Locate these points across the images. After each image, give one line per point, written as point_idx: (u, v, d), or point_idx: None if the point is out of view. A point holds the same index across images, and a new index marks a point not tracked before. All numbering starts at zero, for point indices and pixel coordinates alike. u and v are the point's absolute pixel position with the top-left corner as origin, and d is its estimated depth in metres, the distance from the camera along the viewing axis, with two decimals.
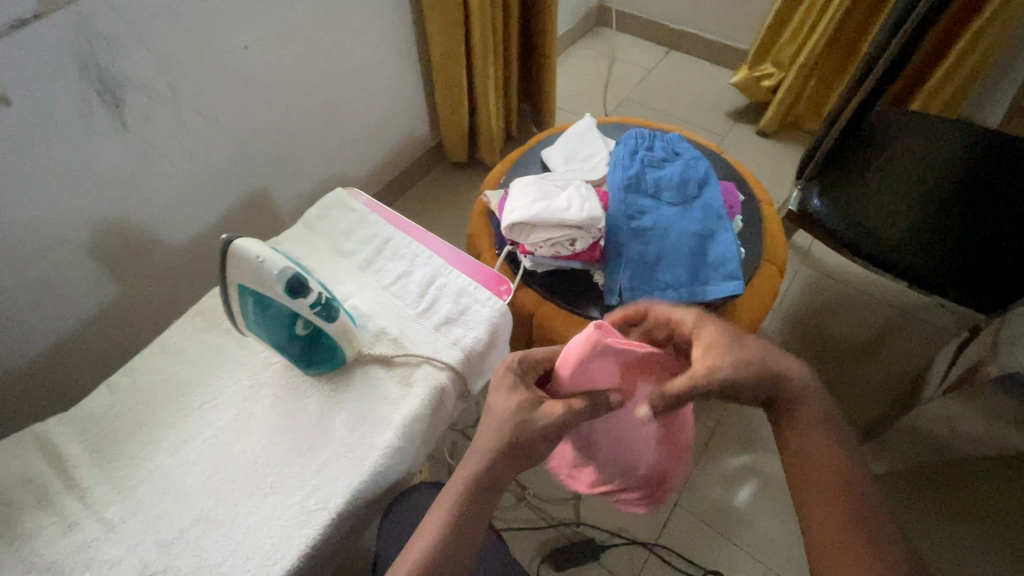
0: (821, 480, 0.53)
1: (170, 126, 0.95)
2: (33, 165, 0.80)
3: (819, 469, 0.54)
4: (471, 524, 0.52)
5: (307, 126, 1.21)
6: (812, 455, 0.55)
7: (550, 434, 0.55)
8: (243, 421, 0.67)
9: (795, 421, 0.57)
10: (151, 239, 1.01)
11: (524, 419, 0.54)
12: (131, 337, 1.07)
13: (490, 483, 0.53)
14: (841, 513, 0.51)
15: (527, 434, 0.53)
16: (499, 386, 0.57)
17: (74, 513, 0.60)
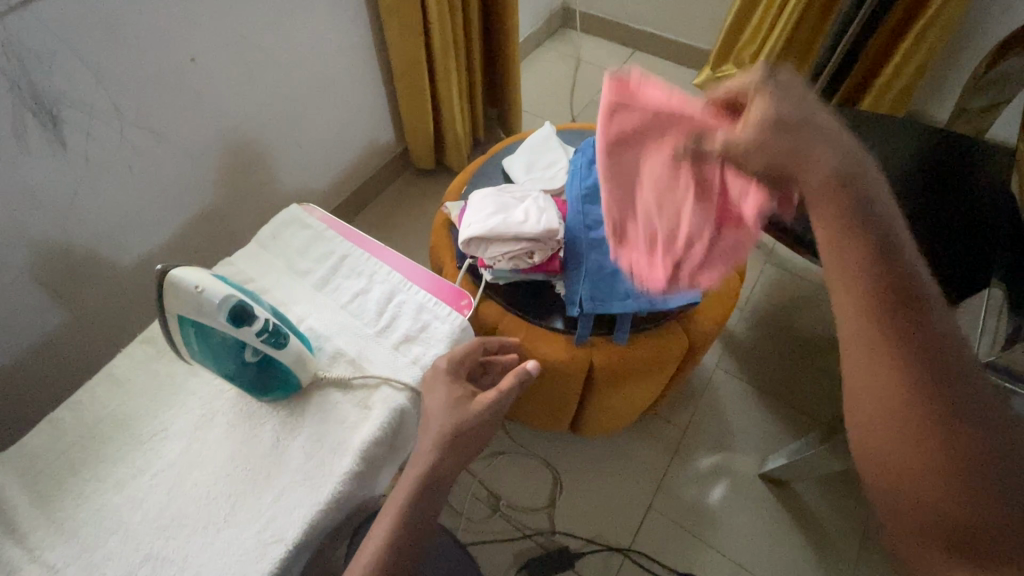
0: (854, 285, 0.40)
1: (113, 143, 0.91)
2: None
3: (856, 310, 0.40)
4: (421, 520, 0.57)
5: (263, 136, 1.18)
6: (845, 249, 0.42)
7: (485, 418, 0.66)
8: (195, 452, 0.64)
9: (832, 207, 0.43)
10: (98, 261, 0.98)
11: (464, 404, 0.65)
12: (81, 362, 1.03)
13: (435, 484, 0.59)
14: (886, 322, 0.38)
15: (464, 422, 0.64)
16: (433, 380, 0.67)
17: (13, 559, 0.57)
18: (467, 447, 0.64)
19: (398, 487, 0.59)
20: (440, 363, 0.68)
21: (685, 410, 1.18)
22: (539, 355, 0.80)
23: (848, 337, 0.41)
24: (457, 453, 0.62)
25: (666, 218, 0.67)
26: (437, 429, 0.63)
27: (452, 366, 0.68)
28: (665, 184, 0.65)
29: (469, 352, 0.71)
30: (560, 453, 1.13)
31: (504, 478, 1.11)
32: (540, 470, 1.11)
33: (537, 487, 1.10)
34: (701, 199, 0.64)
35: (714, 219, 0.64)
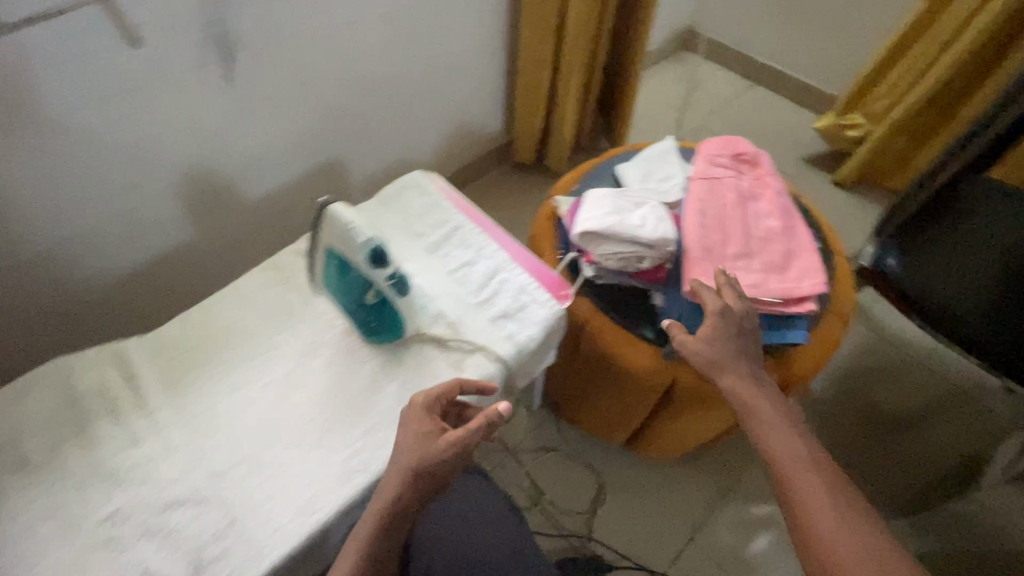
0: (786, 443, 0.61)
1: (268, 87, 1.00)
2: (147, 106, 0.87)
3: (788, 461, 0.59)
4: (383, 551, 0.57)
5: (389, 105, 1.25)
6: (789, 445, 0.61)
7: (449, 461, 0.58)
8: (299, 374, 0.70)
9: (767, 426, 0.63)
10: (231, 190, 1.08)
11: (429, 445, 0.59)
12: (195, 277, 1.13)
13: (398, 517, 0.57)
14: (817, 475, 0.57)
15: (427, 462, 0.58)
16: (406, 418, 0.61)
17: (138, 430, 0.65)
18: (430, 483, 0.58)
19: (364, 520, 0.58)
20: (416, 402, 0.61)
21: (743, 452, 1.15)
22: (624, 361, 0.81)
23: (792, 486, 0.57)
24: (416, 491, 0.58)
25: (714, 224, 0.81)
26: (401, 466, 0.58)
27: (428, 406, 0.61)
28: (719, 219, 0.82)
29: (443, 395, 0.63)
30: (607, 465, 1.13)
31: (548, 475, 1.12)
32: (586, 476, 1.11)
33: (581, 490, 1.10)
34: (737, 254, 0.79)
35: (738, 263, 0.79)
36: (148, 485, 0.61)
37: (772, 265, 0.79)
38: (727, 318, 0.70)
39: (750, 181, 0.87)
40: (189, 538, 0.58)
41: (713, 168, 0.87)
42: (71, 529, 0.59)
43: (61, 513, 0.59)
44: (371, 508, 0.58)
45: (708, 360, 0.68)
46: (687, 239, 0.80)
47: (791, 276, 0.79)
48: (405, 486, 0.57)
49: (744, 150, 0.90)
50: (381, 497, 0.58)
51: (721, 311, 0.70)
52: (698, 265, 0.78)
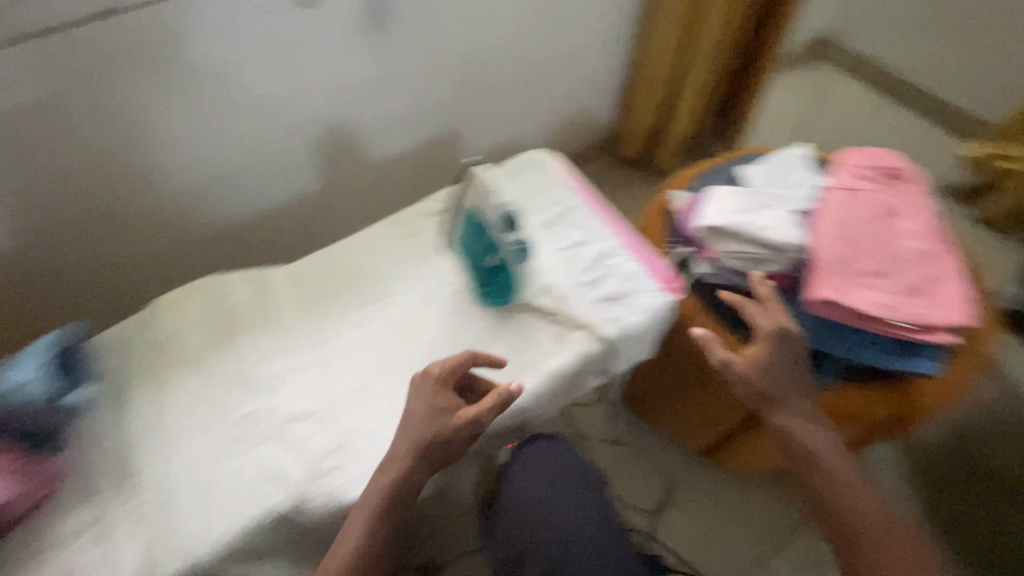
0: (861, 504, 0.63)
1: (408, 55, 1.08)
2: (309, 60, 0.96)
3: (863, 522, 0.62)
4: (391, 520, 0.59)
5: (512, 84, 1.29)
6: (861, 504, 0.63)
7: (455, 435, 0.61)
8: (415, 322, 0.77)
9: (838, 478, 0.65)
10: (361, 148, 1.16)
11: (441, 420, 0.62)
12: (317, 225, 1.23)
13: (402, 495, 0.60)
14: (894, 537, 0.61)
15: (434, 435, 0.61)
16: (420, 388, 0.64)
17: (277, 345, 0.75)
18: (437, 457, 0.61)
19: (371, 489, 0.60)
20: (429, 373, 0.64)
21: None
22: None
23: (870, 549, 0.61)
24: (425, 464, 0.61)
25: (850, 237, 0.76)
26: (413, 437, 0.61)
27: (440, 379, 0.64)
28: (857, 233, 0.77)
29: (456, 368, 0.65)
30: (679, 472, 1.11)
31: (618, 469, 1.11)
32: (656, 477, 1.10)
33: (650, 491, 1.09)
34: (872, 272, 0.75)
35: (872, 280, 0.74)
36: (282, 393, 0.71)
37: (909, 289, 0.74)
38: (780, 345, 0.68)
39: (893, 198, 0.82)
40: (307, 447, 0.66)
41: (853, 180, 0.82)
42: (215, 420, 0.69)
43: (207, 404, 0.70)
44: (377, 478, 0.61)
45: (759, 391, 0.68)
46: (820, 248, 0.75)
47: (931, 304, 0.74)
48: (414, 460, 0.60)
49: (891, 164, 0.84)
50: (388, 468, 0.61)
51: (771, 336, 0.69)
52: (830, 277, 0.73)
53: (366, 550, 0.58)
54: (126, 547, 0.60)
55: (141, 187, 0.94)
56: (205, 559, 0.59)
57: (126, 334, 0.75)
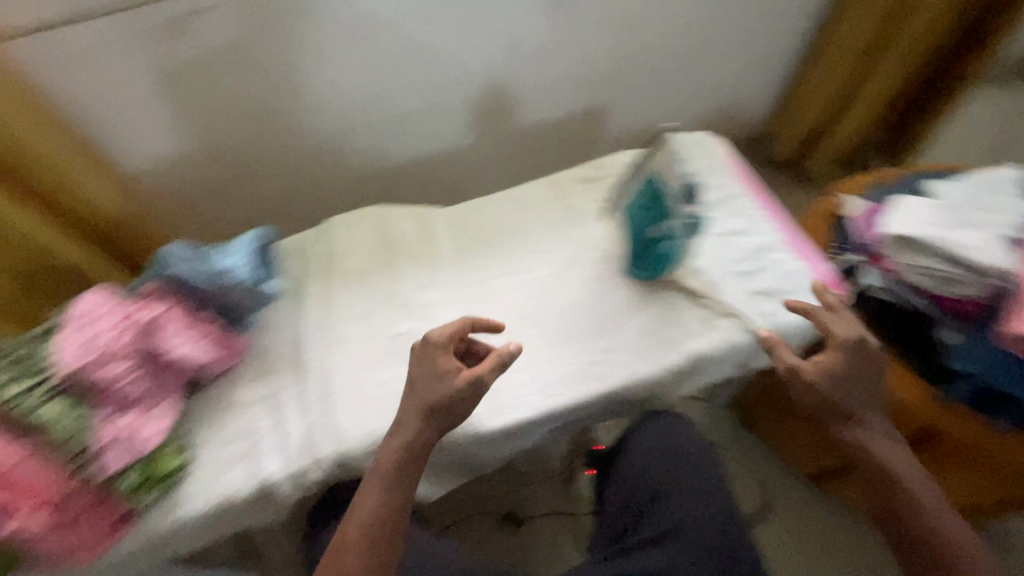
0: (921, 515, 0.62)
1: (579, 20, 1.09)
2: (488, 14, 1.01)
3: (921, 531, 0.61)
4: (407, 480, 0.60)
5: (671, 64, 1.26)
6: (921, 515, 0.62)
7: (460, 395, 0.61)
8: (560, 280, 0.79)
9: (923, 501, 0.62)
10: (515, 109, 1.20)
11: (444, 384, 0.62)
12: (460, 178, 1.29)
13: (419, 452, 0.61)
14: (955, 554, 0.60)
15: (439, 395, 0.61)
16: (422, 355, 0.64)
17: (431, 279, 0.81)
18: (450, 415, 0.62)
19: (386, 453, 0.61)
20: (429, 338, 0.64)
21: None
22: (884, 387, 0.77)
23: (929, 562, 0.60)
24: (434, 426, 0.61)
25: None
26: (420, 401, 0.62)
27: (442, 344, 0.63)
28: None
29: (456, 332, 0.66)
30: (782, 494, 1.05)
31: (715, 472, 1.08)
32: (755, 490, 1.06)
33: (746, 501, 1.05)
34: None
35: None
36: (431, 321, 0.77)
37: None
38: (858, 357, 0.65)
39: None
40: None
41: None
42: (373, 332, 0.76)
43: (368, 318, 0.78)
44: (389, 444, 0.61)
45: (834, 403, 0.65)
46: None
47: None
48: (423, 422, 0.61)
49: None
50: (402, 435, 0.61)
51: (847, 344, 0.66)
52: None
53: (385, 507, 0.59)
54: (293, 421, 0.69)
55: (326, 116, 1.05)
56: (356, 448, 0.67)
57: (308, 246, 0.86)
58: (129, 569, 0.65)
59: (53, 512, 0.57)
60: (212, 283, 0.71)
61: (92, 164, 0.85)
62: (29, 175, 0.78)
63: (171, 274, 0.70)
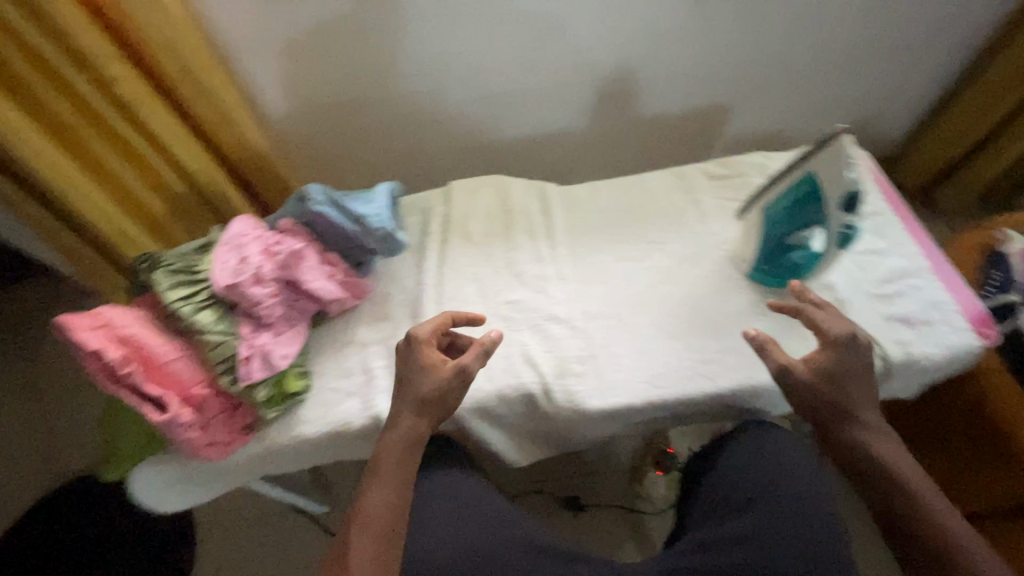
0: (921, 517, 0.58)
1: (723, 16, 1.05)
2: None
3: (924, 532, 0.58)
4: (410, 471, 0.63)
5: (808, 72, 1.19)
6: (923, 515, 0.58)
7: (449, 387, 0.64)
8: (676, 273, 0.79)
9: (919, 495, 0.59)
10: (636, 98, 1.18)
11: (431, 379, 0.64)
12: (565, 160, 1.29)
13: (414, 442, 0.64)
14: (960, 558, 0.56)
15: (429, 391, 0.64)
16: (407, 353, 0.66)
17: (544, 252, 0.82)
18: (442, 406, 0.65)
19: (386, 455, 0.63)
20: (414, 335, 0.65)
21: None
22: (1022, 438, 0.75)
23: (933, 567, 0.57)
24: (426, 418, 0.64)
25: None
26: (411, 397, 0.64)
27: (425, 342, 0.65)
28: None
29: (438, 327, 0.68)
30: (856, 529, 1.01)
31: None
32: None
33: None
34: None
35: None
36: (541, 293, 0.78)
37: None
38: (849, 352, 0.63)
39: None
40: (560, 348, 0.73)
41: None
42: (486, 296, 0.78)
43: (482, 282, 0.80)
44: (392, 447, 0.63)
45: (829, 403, 0.62)
46: None
47: None
48: (417, 415, 0.64)
49: None
50: (402, 437, 0.63)
51: (839, 342, 0.63)
52: None
53: (394, 500, 0.61)
54: None
55: (453, 83, 1.07)
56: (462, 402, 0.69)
57: (430, 204, 0.89)
58: (251, 474, 0.72)
59: (197, 409, 0.64)
60: (351, 223, 0.76)
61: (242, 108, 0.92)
62: (192, 100, 0.86)
63: (316, 209, 0.75)
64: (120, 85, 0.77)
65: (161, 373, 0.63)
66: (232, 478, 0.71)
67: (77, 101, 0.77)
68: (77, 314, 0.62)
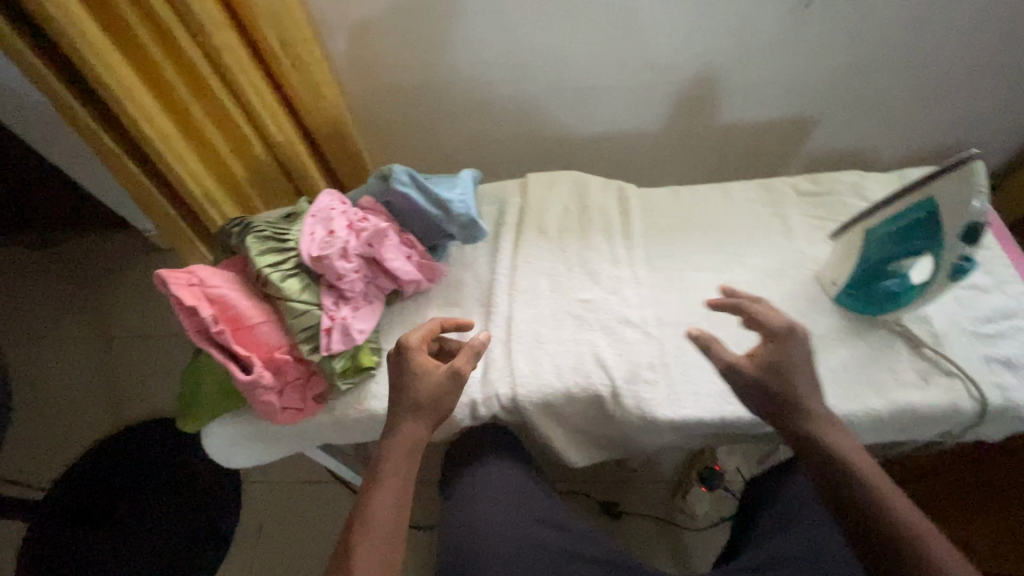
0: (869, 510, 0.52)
1: (822, 26, 1.00)
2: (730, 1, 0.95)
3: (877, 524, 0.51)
4: (410, 472, 0.60)
5: (906, 93, 1.12)
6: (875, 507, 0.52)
7: (440, 390, 0.63)
8: (757, 289, 0.76)
9: (871, 483, 0.53)
10: (716, 104, 1.14)
11: (425, 383, 0.63)
12: (633, 161, 1.27)
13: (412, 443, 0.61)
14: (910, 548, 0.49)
15: (425, 394, 0.62)
16: (399, 359, 0.64)
17: (618, 254, 0.80)
18: (435, 406, 0.62)
19: (388, 463, 0.60)
20: (406, 342, 0.64)
21: None
22: None
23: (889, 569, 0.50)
24: (423, 421, 0.62)
25: None
26: (407, 401, 0.62)
27: (418, 346, 0.64)
28: None
29: (428, 332, 0.67)
30: None
31: None
32: None
33: None
34: None
35: None
36: (613, 295, 0.76)
37: None
38: (786, 341, 0.61)
39: None
40: (633, 353, 0.71)
41: None
42: (558, 292, 0.77)
43: (555, 279, 0.79)
44: (392, 450, 0.61)
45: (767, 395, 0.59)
46: None
47: None
48: (414, 419, 0.62)
49: None
50: (399, 440, 0.61)
51: (775, 333, 0.62)
52: None
53: (396, 506, 0.58)
54: None
55: (533, 74, 1.07)
56: (530, 397, 0.69)
57: (507, 194, 0.88)
58: (312, 441, 0.73)
59: (276, 372, 0.65)
60: (434, 205, 0.77)
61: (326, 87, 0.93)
62: (286, 73, 0.87)
63: (399, 188, 0.76)
64: (225, 54, 0.78)
65: (246, 334, 0.64)
66: (296, 444, 0.73)
67: (181, 62, 0.80)
68: (175, 269, 0.64)
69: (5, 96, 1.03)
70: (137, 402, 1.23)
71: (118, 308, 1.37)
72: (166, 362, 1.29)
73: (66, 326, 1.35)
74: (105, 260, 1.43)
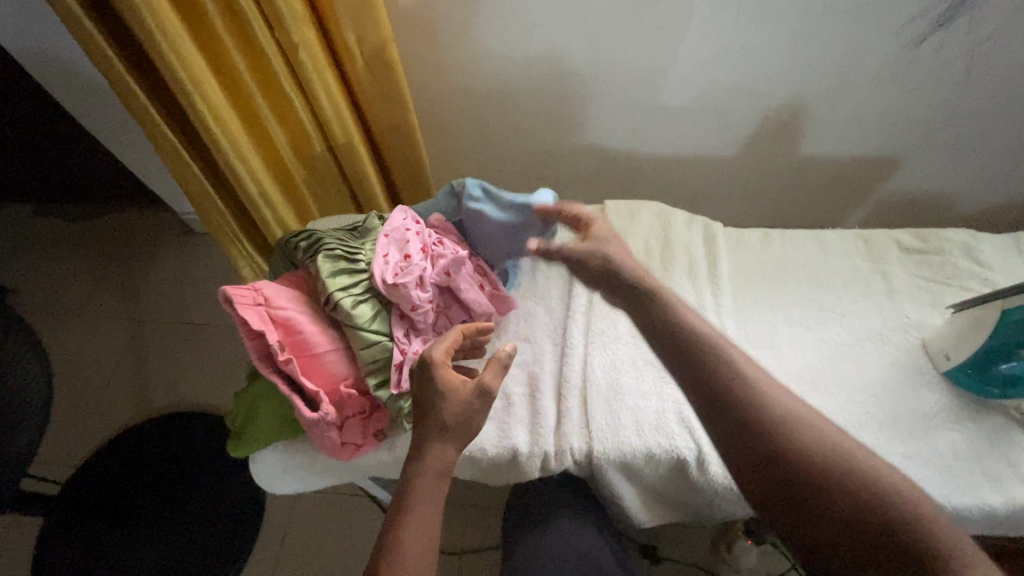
0: (693, 355, 0.49)
1: (925, 64, 0.92)
2: (831, 29, 0.88)
3: (703, 364, 0.48)
4: (439, 500, 0.51)
5: (1010, 143, 1.02)
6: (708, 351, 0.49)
7: (467, 406, 0.55)
8: (856, 354, 0.70)
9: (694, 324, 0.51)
10: (797, 136, 1.06)
11: (452, 403, 0.54)
12: (699, 187, 1.19)
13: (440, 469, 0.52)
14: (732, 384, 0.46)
15: (451, 415, 0.54)
16: (423, 377, 0.56)
17: (702, 299, 0.75)
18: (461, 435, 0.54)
19: (416, 490, 0.50)
20: (431, 358, 0.56)
21: None
22: None
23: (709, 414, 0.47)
24: (452, 444, 0.53)
25: None
26: (434, 425, 0.53)
27: (442, 361, 0.56)
28: None
29: (450, 346, 0.60)
30: None
31: None
32: None
33: None
34: None
35: None
36: None
37: None
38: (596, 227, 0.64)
39: None
40: None
41: None
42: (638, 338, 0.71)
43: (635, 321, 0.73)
44: (419, 480, 0.51)
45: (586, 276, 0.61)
46: None
47: None
48: (444, 443, 0.53)
49: None
50: (429, 474, 0.52)
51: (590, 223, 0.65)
52: None
53: (427, 537, 0.48)
54: (547, 399, 0.67)
55: (611, 89, 1.00)
56: (606, 454, 0.63)
57: None
58: (361, 473, 0.68)
59: (337, 407, 0.61)
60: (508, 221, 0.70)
61: (396, 95, 0.86)
62: (357, 72, 0.82)
63: (471, 206, 0.71)
64: (301, 50, 0.73)
65: (312, 363, 0.60)
66: (349, 476, 0.69)
67: (252, 54, 0.75)
68: (241, 286, 0.60)
69: (62, 68, 1.00)
70: (170, 391, 1.19)
71: (153, 292, 1.33)
72: (196, 353, 1.24)
73: (99, 302, 1.31)
74: (145, 239, 1.39)
